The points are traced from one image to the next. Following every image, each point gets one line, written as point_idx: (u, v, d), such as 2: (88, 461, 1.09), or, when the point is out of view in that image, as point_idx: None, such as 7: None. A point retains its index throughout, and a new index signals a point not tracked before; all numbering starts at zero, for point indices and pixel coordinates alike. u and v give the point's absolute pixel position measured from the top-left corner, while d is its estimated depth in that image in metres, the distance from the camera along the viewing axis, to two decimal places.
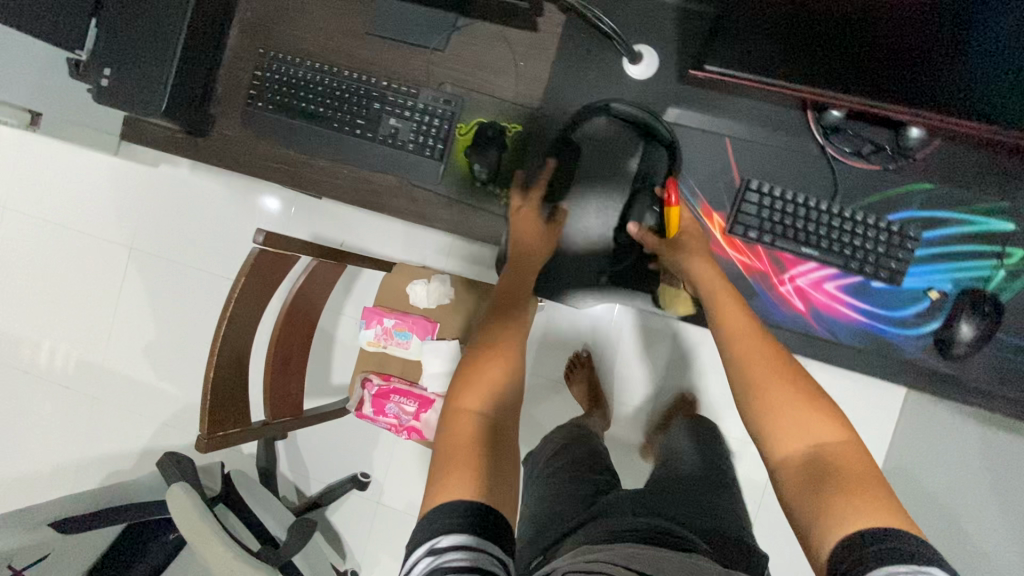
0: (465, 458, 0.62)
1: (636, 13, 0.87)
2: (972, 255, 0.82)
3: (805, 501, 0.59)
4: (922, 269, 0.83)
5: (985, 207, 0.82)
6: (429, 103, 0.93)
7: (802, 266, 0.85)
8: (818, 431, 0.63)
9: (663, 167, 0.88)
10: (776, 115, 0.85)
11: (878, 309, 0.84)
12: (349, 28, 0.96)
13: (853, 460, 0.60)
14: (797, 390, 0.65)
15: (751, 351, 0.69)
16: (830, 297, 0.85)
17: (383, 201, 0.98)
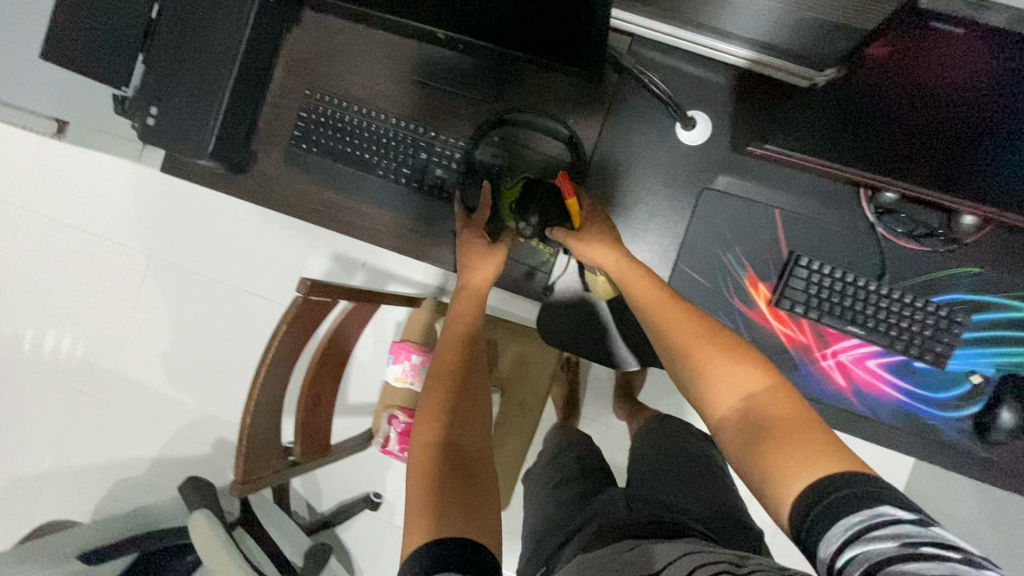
0: (435, 489, 0.62)
1: (691, 78, 0.87)
2: (1017, 342, 0.82)
3: (746, 459, 0.55)
4: (966, 353, 0.83)
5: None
6: (477, 157, 0.92)
7: (845, 341, 0.85)
8: (743, 383, 0.59)
9: (709, 233, 0.88)
10: (828, 190, 0.85)
11: (917, 389, 0.85)
12: (397, 73, 0.96)
13: (781, 403, 0.56)
14: (718, 347, 0.63)
15: (669, 317, 0.68)
16: (871, 374, 0.85)
17: (423, 249, 0.97)
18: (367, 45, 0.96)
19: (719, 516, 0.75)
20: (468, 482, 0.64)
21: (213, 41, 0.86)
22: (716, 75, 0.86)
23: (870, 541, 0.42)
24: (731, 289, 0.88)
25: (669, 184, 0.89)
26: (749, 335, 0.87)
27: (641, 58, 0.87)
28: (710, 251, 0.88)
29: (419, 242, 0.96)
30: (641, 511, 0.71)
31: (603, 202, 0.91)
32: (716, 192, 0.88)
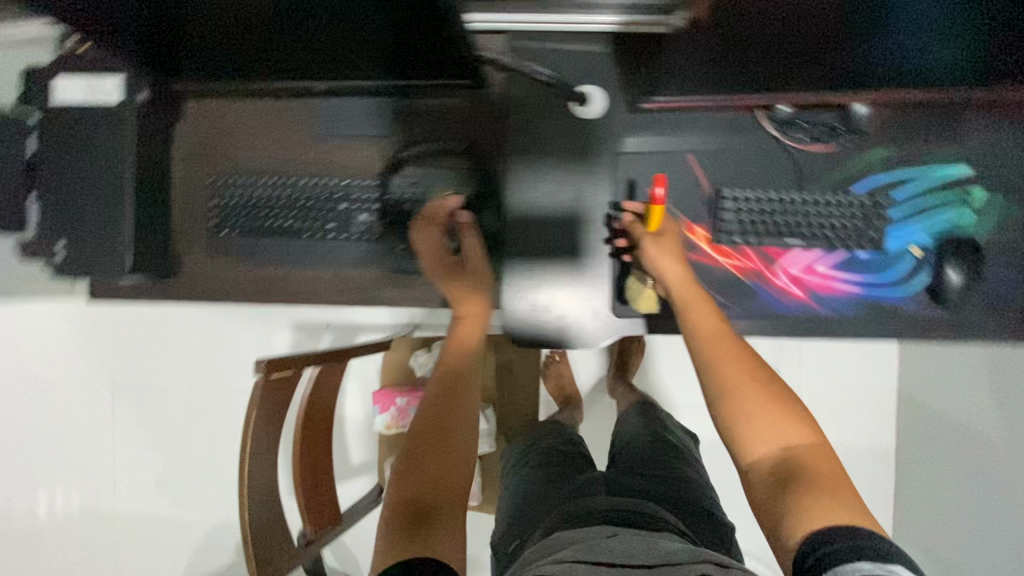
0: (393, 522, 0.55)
1: (573, 55, 0.89)
2: (940, 207, 0.86)
3: (772, 508, 0.54)
4: (899, 230, 0.86)
5: (940, 159, 0.87)
6: (399, 192, 0.93)
7: (790, 255, 0.88)
8: (790, 435, 0.58)
9: (633, 194, 0.91)
10: (729, 120, 0.88)
11: (869, 278, 0.88)
12: (295, 133, 0.95)
13: (822, 461, 0.56)
14: (768, 391, 0.62)
15: (716, 345, 0.67)
16: (823, 278, 0.89)
17: (374, 293, 0.97)
18: (259, 116, 0.96)
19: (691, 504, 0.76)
20: (432, 513, 0.56)
21: (97, 158, 0.84)
22: (594, 45, 0.89)
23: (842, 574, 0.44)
24: (671, 239, 0.90)
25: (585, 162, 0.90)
26: (701, 277, 0.90)
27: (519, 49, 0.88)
28: None
29: (368, 288, 0.96)
30: (624, 498, 0.71)
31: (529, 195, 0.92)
32: (628, 155, 0.91)
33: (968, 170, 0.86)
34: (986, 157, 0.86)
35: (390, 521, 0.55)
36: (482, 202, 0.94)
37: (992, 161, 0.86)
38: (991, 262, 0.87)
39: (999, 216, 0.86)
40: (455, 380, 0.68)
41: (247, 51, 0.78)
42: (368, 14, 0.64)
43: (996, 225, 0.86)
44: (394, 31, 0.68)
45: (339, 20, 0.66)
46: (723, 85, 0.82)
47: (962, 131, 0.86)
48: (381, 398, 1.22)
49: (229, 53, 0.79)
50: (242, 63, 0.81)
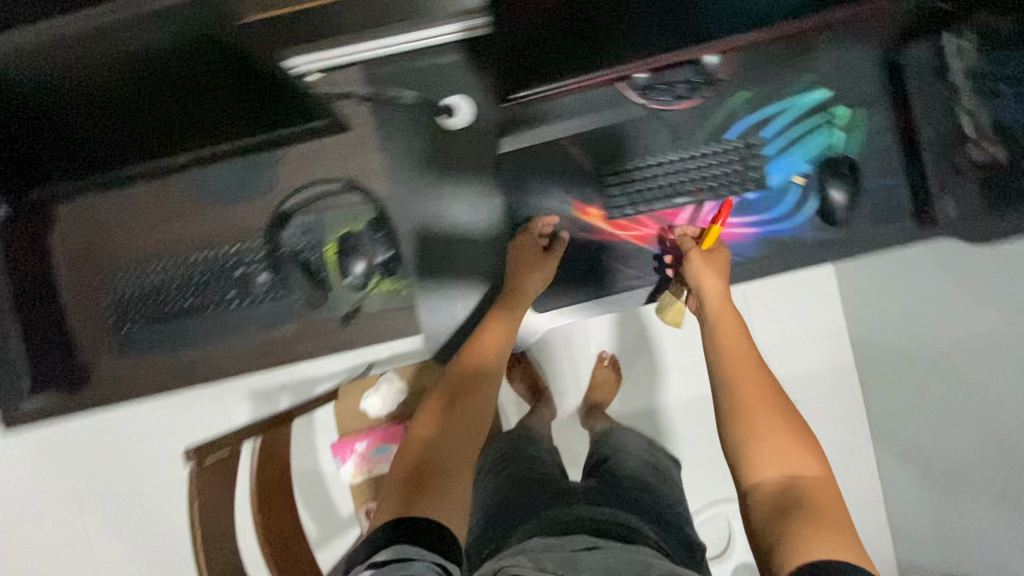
0: (398, 484, 0.65)
1: (429, 71, 0.89)
2: (812, 131, 0.90)
3: (767, 529, 0.59)
4: (779, 164, 0.89)
5: (798, 87, 0.90)
6: (291, 244, 0.89)
7: (685, 212, 0.90)
8: (797, 463, 0.64)
9: (523, 190, 0.92)
10: (594, 98, 0.89)
11: (765, 216, 0.90)
12: (173, 211, 0.93)
13: (823, 494, 0.61)
14: (782, 419, 0.68)
15: (739, 372, 0.73)
16: (720, 227, 0.91)
17: (293, 352, 0.94)
18: (136, 204, 0.93)
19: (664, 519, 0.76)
20: (435, 479, 0.65)
21: None
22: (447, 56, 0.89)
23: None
24: (569, 224, 0.92)
25: (468, 170, 0.91)
26: (605, 253, 0.92)
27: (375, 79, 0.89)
28: (534, 203, 0.92)
29: (286, 347, 0.94)
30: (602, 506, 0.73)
31: (423, 215, 0.91)
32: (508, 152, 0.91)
33: (825, 92, 0.90)
34: (838, 79, 0.90)
35: (403, 478, 0.65)
36: (373, 232, 0.89)
37: (845, 81, 0.91)
38: (864, 172, 0.92)
39: (862, 130, 0.91)
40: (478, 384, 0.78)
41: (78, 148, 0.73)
42: (184, 76, 0.60)
43: (862, 139, 0.91)
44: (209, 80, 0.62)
45: (157, 90, 0.62)
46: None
47: (811, 60, 0.90)
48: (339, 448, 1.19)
49: (55, 160, 0.74)
50: (73, 161, 0.75)
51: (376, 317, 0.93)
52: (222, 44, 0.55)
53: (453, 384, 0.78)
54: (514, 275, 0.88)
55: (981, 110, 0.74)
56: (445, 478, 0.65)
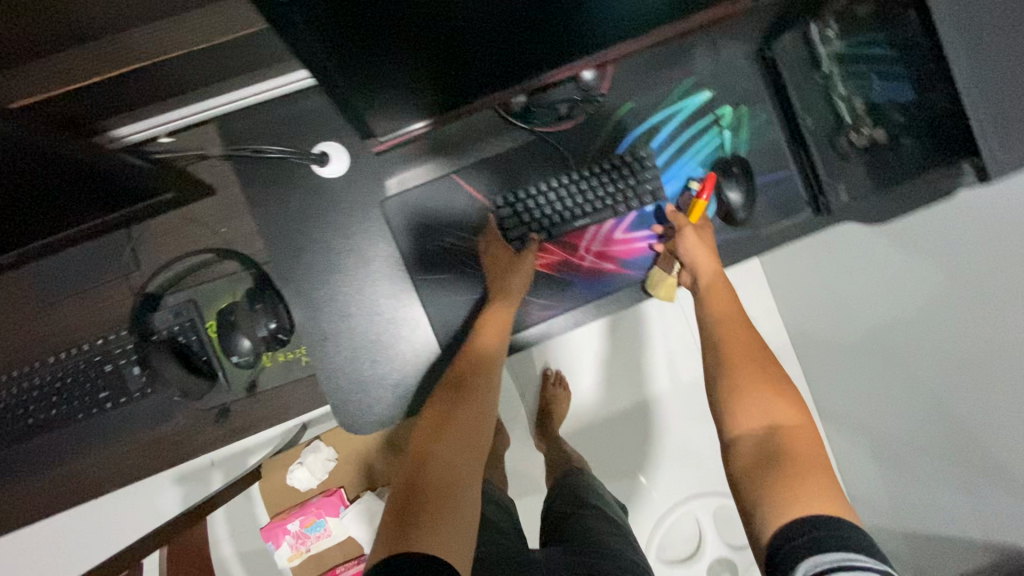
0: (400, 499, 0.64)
1: (295, 121, 0.82)
2: (699, 135, 0.89)
3: (749, 479, 0.62)
4: (672, 172, 0.89)
5: (681, 92, 0.89)
6: (166, 330, 0.80)
7: (587, 233, 0.88)
8: (780, 412, 0.67)
9: (416, 232, 0.86)
10: (477, 129, 0.86)
11: (667, 226, 0.89)
12: (20, 312, 0.82)
13: (804, 441, 0.64)
14: (765, 375, 0.71)
15: (729, 337, 0.77)
16: (625, 243, 0.89)
17: (187, 447, 0.83)
18: None
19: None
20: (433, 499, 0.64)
21: None
22: (310, 101, 0.82)
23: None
24: (471, 262, 0.87)
25: (356, 219, 0.85)
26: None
27: (236, 137, 0.82)
28: (431, 245, 0.87)
29: (176, 443, 0.83)
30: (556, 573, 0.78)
31: (314, 274, 0.84)
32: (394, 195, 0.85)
33: (708, 93, 0.89)
34: (719, 77, 0.89)
35: (399, 500, 0.64)
36: (250, 303, 0.79)
37: (725, 79, 0.90)
38: (762, 167, 0.91)
39: (750, 126, 0.90)
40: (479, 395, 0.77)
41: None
42: None
43: (751, 135, 0.90)
44: (45, 182, 0.64)
45: None
46: (441, 104, 0.73)
47: (688, 63, 0.89)
48: (272, 532, 1.08)
49: None
50: None
51: (274, 395, 0.83)
52: (53, 155, 0.60)
53: (456, 385, 0.76)
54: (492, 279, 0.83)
55: (857, 96, 0.81)
56: (445, 501, 0.64)
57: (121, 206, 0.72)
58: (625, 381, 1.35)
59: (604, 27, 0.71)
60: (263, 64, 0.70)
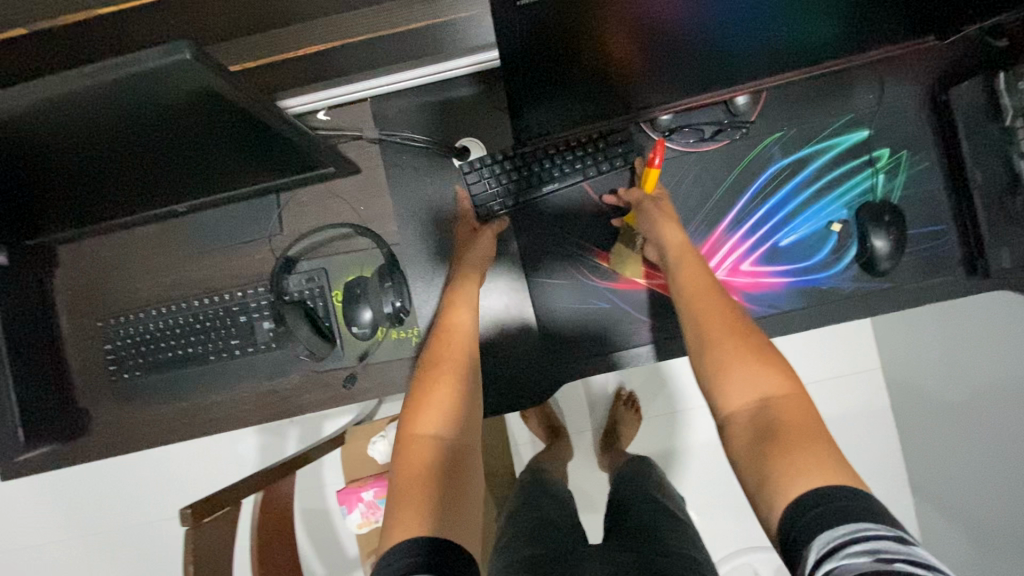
0: (410, 494, 0.60)
1: (444, 111, 0.85)
2: (849, 175, 0.85)
3: (751, 464, 0.56)
4: (814, 210, 0.86)
5: (837, 127, 0.85)
6: (298, 292, 0.86)
7: (712, 261, 0.87)
8: (765, 384, 0.60)
9: (540, 235, 0.89)
10: (616, 139, 0.85)
11: (798, 265, 0.86)
12: (175, 255, 0.90)
13: (798, 409, 0.58)
14: (749, 342, 0.63)
15: (707, 309, 0.67)
16: (750, 276, 0.87)
17: (297, 403, 0.88)
18: (138, 246, 0.90)
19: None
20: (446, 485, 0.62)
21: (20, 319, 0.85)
22: (461, 95, 0.85)
23: (846, 556, 0.43)
24: (586, 271, 0.89)
25: (483, 210, 0.85)
26: (624, 302, 0.89)
27: (387, 120, 0.86)
28: (554, 248, 0.89)
29: (288, 398, 0.88)
30: None
31: (437, 260, 0.87)
32: (490, 169, 0.84)
33: (866, 133, 0.85)
34: (879, 118, 0.85)
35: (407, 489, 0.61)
36: (381, 281, 0.83)
37: (886, 120, 0.85)
38: (911, 217, 0.86)
39: (908, 172, 0.85)
40: (460, 357, 0.73)
41: (79, 181, 0.71)
42: (172, 109, 0.59)
43: (907, 182, 0.85)
44: (232, 140, 0.68)
45: (148, 120, 0.61)
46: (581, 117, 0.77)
47: (848, 98, 0.84)
48: (347, 497, 1.12)
49: (55, 198, 0.74)
50: (74, 199, 0.75)
51: (383, 369, 0.86)
52: (255, 118, 0.64)
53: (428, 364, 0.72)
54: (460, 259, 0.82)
55: None
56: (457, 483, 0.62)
57: (275, 181, 0.79)
58: (673, 425, 1.32)
59: (768, 51, 0.69)
60: (432, 54, 0.73)
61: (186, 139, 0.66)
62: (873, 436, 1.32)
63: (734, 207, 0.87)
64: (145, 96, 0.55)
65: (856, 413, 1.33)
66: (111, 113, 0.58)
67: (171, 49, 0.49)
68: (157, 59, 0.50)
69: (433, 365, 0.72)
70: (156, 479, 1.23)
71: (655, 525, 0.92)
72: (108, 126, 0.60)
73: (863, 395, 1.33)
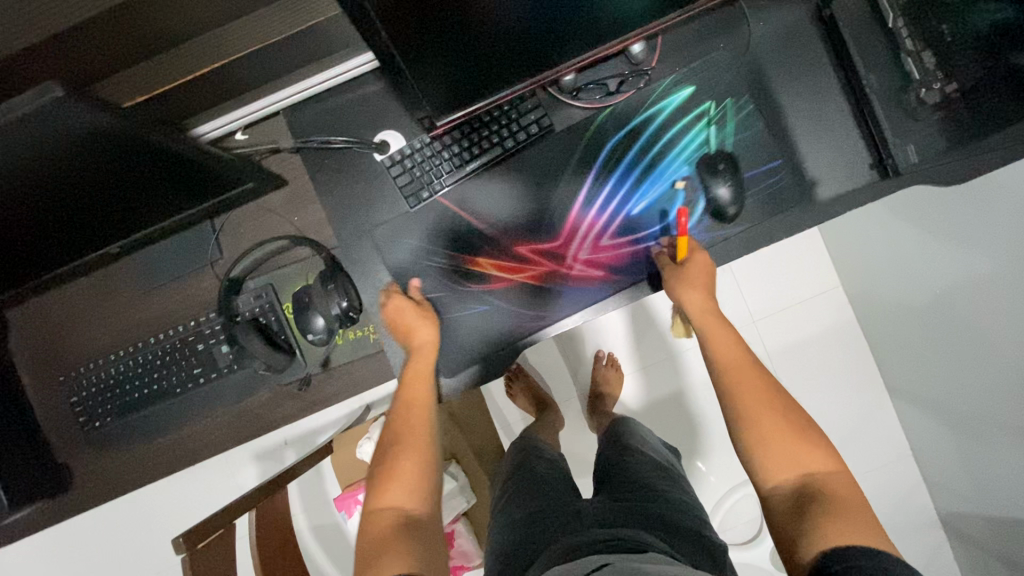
0: (381, 554, 0.63)
1: (357, 110, 0.87)
2: (684, 133, 0.89)
3: (792, 528, 0.60)
4: (657, 174, 0.89)
5: (660, 91, 0.88)
6: (250, 312, 0.87)
7: (573, 244, 0.89)
8: (808, 461, 0.65)
9: (475, 213, 0.90)
10: (529, 107, 0.86)
11: (653, 229, 0.89)
12: (123, 298, 0.91)
13: (839, 484, 0.62)
14: (785, 419, 0.68)
15: (740, 381, 0.71)
16: (611, 249, 0.89)
17: (271, 418, 0.90)
18: (85, 295, 0.91)
19: (684, 539, 0.80)
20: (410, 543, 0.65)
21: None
22: (370, 92, 0.87)
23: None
24: (457, 280, 0.90)
25: (413, 199, 0.87)
26: (502, 298, 0.89)
27: (303, 129, 0.87)
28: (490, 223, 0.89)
29: (260, 415, 0.90)
30: (614, 526, 0.78)
31: (379, 255, 0.90)
32: (412, 158, 0.86)
33: (690, 90, 0.88)
34: (772, 43, 0.88)
35: (375, 553, 0.64)
36: (322, 283, 0.85)
37: (779, 43, 0.88)
38: (826, 129, 0.89)
39: (810, 88, 0.88)
40: (426, 430, 0.77)
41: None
42: (71, 148, 0.60)
43: (811, 97, 0.88)
44: (142, 173, 0.69)
45: (51, 164, 0.61)
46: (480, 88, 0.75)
47: (739, 29, 0.87)
48: (345, 502, 1.15)
49: None
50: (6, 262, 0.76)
51: (347, 370, 0.89)
52: (155, 147, 0.65)
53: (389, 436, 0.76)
54: (398, 321, 0.84)
55: (925, 51, 0.76)
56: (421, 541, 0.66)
57: (201, 208, 0.80)
58: (656, 375, 1.36)
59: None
60: (328, 54, 0.74)
61: (95, 179, 0.67)
62: (839, 350, 1.37)
63: (582, 189, 0.90)
64: (33, 143, 0.57)
65: (823, 330, 1.38)
66: (13, 163, 0.59)
67: (41, 90, 0.50)
68: (28, 102, 0.51)
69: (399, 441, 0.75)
70: (153, 524, 1.23)
71: (639, 472, 0.95)
72: (17, 176, 0.61)
73: (828, 312, 1.37)
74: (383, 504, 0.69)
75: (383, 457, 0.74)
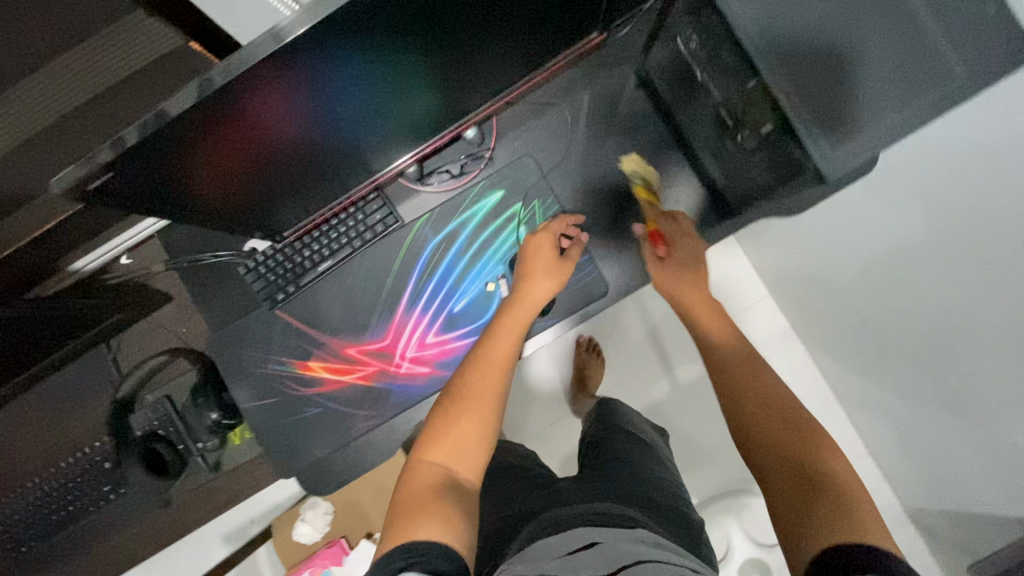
0: (425, 507, 0.56)
1: None
2: (497, 233, 0.92)
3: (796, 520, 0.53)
4: (475, 272, 0.92)
5: (473, 196, 0.93)
6: (145, 429, 0.92)
7: (400, 342, 0.92)
8: (833, 465, 0.58)
9: (343, 304, 0.92)
10: (380, 200, 0.91)
11: (472, 325, 0.92)
12: (37, 426, 0.97)
13: (854, 483, 0.56)
14: (799, 427, 0.62)
15: (753, 390, 0.68)
16: (437, 345, 0.92)
17: None
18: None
19: (665, 513, 0.73)
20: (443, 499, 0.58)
21: None
22: None
23: None
24: (291, 386, 0.91)
25: (270, 301, 0.91)
26: (335, 403, 0.91)
27: (171, 246, 0.90)
28: (360, 312, 0.92)
29: None
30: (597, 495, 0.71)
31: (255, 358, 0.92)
32: (268, 264, 0.90)
33: (500, 192, 0.92)
34: (603, 104, 0.91)
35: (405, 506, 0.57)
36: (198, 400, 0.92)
37: (610, 104, 0.91)
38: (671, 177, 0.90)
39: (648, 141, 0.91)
40: (497, 393, 0.68)
41: None
42: None
43: (650, 151, 0.91)
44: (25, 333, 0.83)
45: None
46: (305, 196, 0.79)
47: (567, 101, 0.92)
48: None
49: None
50: None
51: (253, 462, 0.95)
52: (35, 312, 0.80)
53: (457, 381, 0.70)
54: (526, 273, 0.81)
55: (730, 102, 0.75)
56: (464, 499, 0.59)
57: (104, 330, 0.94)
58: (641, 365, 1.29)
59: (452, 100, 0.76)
60: None
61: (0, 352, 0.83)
62: None
63: (406, 291, 0.93)
64: None
65: None
66: None
67: None
68: None
69: (460, 400, 0.67)
70: None
71: (622, 450, 0.87)
72: None
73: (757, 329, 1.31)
74: (429, 459, 0.63)
75: (439, 410, 0.66)
